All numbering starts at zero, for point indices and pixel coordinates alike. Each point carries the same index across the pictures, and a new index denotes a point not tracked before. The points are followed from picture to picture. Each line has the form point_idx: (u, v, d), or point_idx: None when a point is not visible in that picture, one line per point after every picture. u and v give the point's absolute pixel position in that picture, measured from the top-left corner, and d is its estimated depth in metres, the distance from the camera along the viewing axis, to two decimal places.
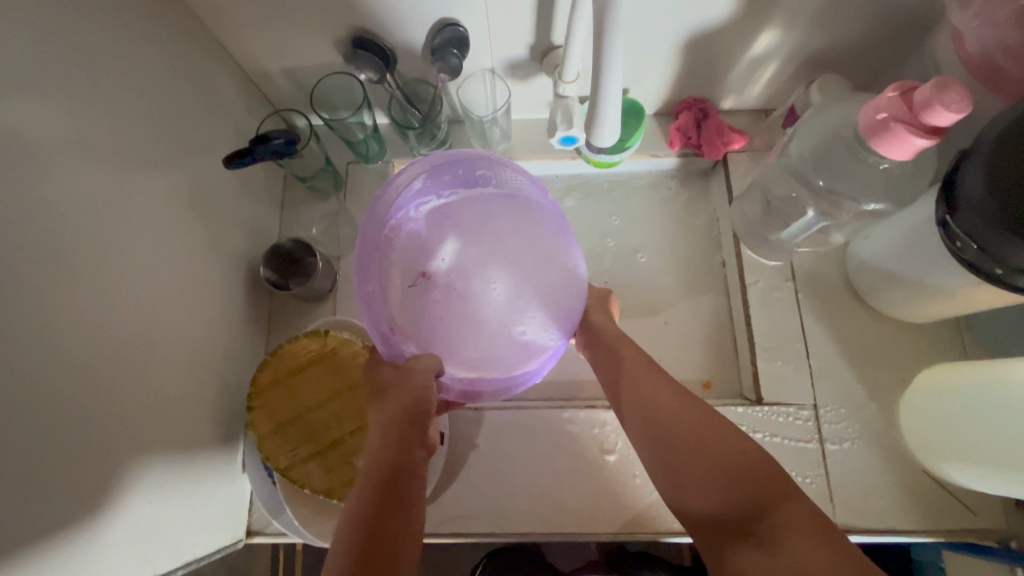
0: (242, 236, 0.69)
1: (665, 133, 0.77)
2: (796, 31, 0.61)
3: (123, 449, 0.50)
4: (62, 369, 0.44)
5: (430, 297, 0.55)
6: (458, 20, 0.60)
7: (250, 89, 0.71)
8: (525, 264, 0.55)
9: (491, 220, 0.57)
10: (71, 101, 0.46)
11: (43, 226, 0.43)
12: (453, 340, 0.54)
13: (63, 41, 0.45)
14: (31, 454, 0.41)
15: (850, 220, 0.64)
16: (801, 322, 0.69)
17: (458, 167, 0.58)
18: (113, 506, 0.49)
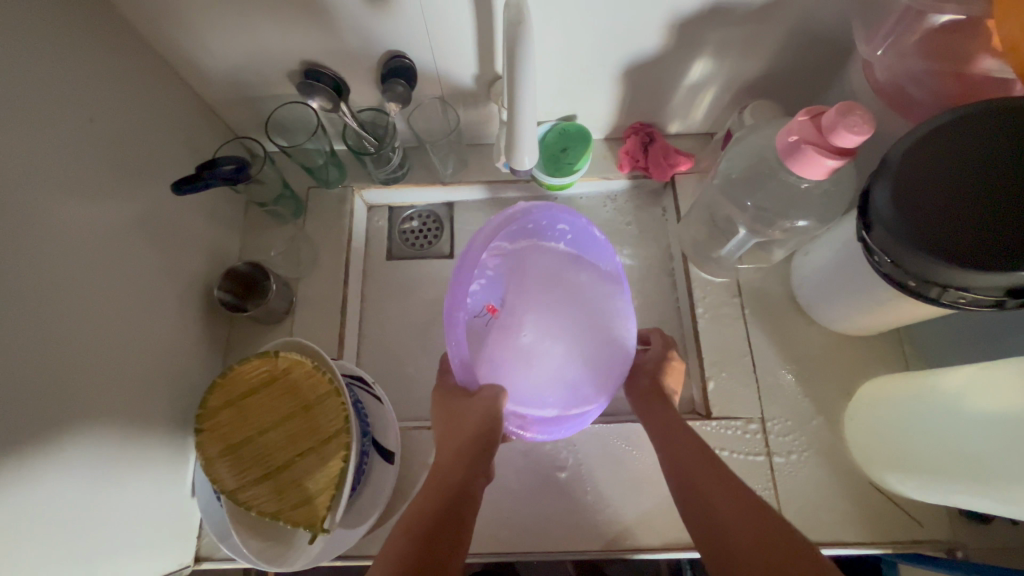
0: (201, 259, 0.71)
1: (615, 156, 0.80)
2: (726, 60, 0.65)
3: (62, 471, 0.49)
4: (11, 392, 0.44)
5: (494, 333, 0.64)
6: (404, 52, 0.63)
7: (211, 117, 0.73)
8: (581, 316, 0.64)
9: (559, 273, 0.66)
10: (28, 131, 0.48)
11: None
12: (511, 374, 0.63)
13: (13, 68, 0.46)
14: None
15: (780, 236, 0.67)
16: (749, 336, 0.71)
17: (545, 219, 0.65)
18: (50, 518, 0.48)
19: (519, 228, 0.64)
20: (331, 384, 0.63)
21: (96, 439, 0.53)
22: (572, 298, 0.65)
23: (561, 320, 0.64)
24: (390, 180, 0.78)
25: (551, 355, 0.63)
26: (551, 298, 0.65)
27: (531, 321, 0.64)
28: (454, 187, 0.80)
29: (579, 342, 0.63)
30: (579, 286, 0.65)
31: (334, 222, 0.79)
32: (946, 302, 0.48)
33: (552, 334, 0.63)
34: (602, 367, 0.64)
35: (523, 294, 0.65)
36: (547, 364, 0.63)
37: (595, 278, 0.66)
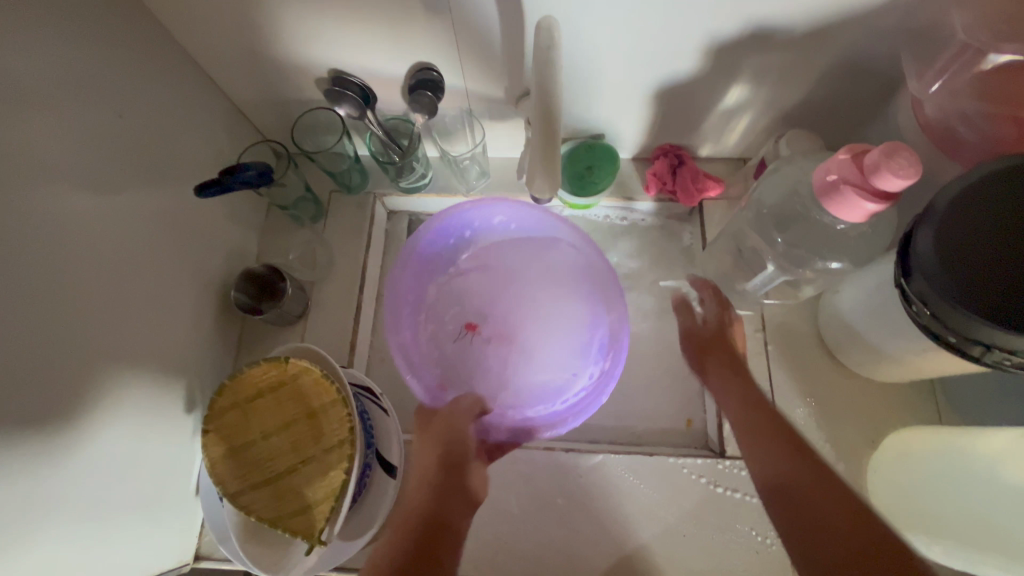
0: (220, 258, 0.71)
1: (641, 177, 0.77)
2: (764, 86, 0.62)
3: (70, 468, 0.50)
4: (30, 387, 0.45)
5: (472, 340, 0.64)
6: (433, 64, 0.62)
7: (238, 117, 0.74)
8: (552, 298, 0.64)
9: (521, 262, 0.66)
10: (62, 131, 0.49)
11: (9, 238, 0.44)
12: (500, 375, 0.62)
13: (47, 66, 0.47)
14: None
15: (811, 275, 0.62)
16: (770, 374, 0.68)
17: (473, 220, 0.66)
18: (59, 513, 0.49)
19: (453, 236, 0.66)
20: (337, 394, 0.62)
21: (101, 437, 0.53)
22: (537, 283, 0.65)
23: (524, 308, 0.64)
24: (411, 189, 0.78)
25: (530, 343, 0.63)
26: (523, 289, 0.65)
27: (504, 316, 0.64)
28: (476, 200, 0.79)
29: (555, 329, 0.63)
30: (538, 271, 0.66)
31: (353, 228, 0.79)
32: (987, 362, 0.45)
33: (516, 324, 0.64)
34: (568, 347, 0.62)
35: (492, 295, 0.65)
36: (531, 354, 0.62)
37: (552, 259, 0.66)
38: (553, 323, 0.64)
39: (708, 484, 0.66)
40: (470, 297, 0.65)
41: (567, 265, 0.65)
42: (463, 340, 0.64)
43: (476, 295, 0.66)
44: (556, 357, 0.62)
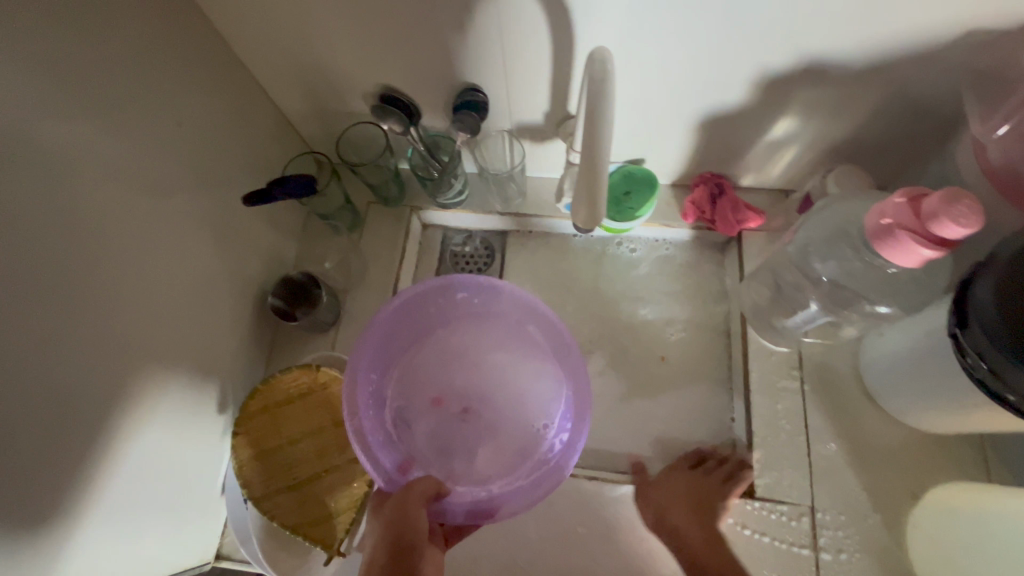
0: (260, 264, 0.73)
1: (680, 204, 0.76)
2: (814, 121, 0.61)
3: (106, 461, 0.51)
4: (72, 381, 0.47)
5: (434, 421, 0.63)
6: (480, 86, 0.63)
7: (286, 128, 0.76)
8: (516, 379, 0.65)
9: (484, 343, 0.67)
10: (128, 138, 0.51)
11: (66, 235, 0.46)
12: (459, 456, 0.61)
13: (121, 75, 0.50)
14: (31, 458, 0.44)
15: (855, 318, 0.61)
16: (805, 415, 0.66)
17: (440, 293, 0.64)
18: (92, 506, 0.50)
19: (420, 310, 0.64)
20: None
21: (139, 434, 0.55)
22: (501, 365, 0.66)
23: (485, 389, 0.65)
24: (448, 205, 0.78)
25: (493, 423, 0.64)
26: (485, 370, 0.66)
27: (466, 396, 0.65)
28: (510, 218, 0.79)
29: (519, 408, 0.64)
30: (501, 352, 0.66)
31: (389, 240, 0.80)
32: None
33: (479, 405, 0.64)
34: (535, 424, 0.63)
35: (454, 375, 0.66)
36: (494, 435, 0.63)
37: (517, 340, 0.66)
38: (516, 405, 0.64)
39: (734, 526, 0.63)
40: (433, 376, 0.66)
41: (533, 345, 0.65)
42: (425, 415, 0.63)
43: (439, 374, 0.66)
44: (521, 435, 0.62)
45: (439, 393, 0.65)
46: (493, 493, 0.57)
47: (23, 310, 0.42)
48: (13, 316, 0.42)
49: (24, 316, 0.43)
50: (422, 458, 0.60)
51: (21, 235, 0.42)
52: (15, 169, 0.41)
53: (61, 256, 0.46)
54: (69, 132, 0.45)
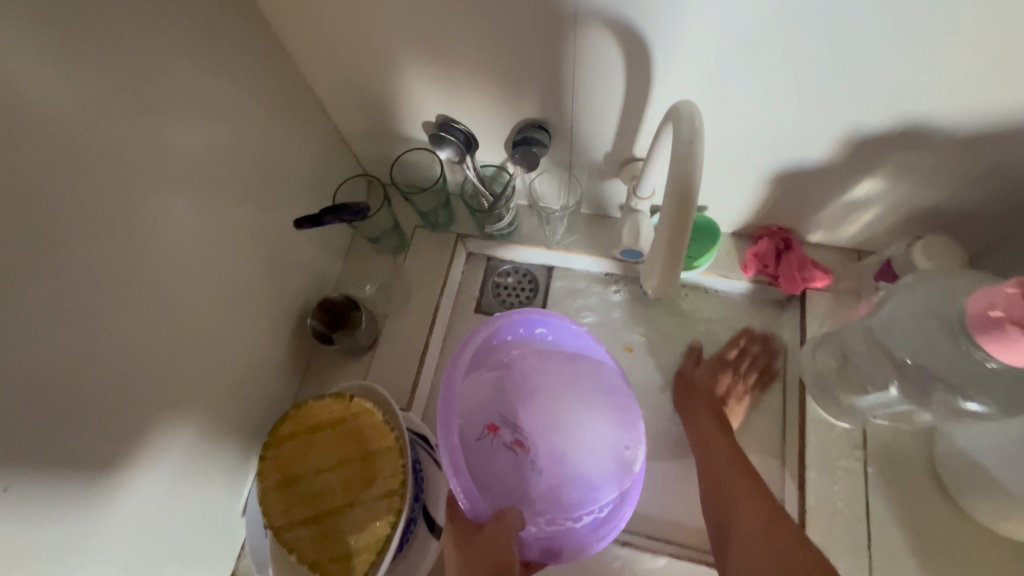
0: (303, 282, 0.71)
1: (740, 256, 0.72)
2: (903, 183, 0.56)
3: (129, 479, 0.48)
4: (119, 398, 0.46)
5: (500, 452, 0.61)
6: (545, 121, 0.61)
7: (341, 147, 0.75)
8: (584, 420, 0.63)
9: (553, 377, 0.64)
10: (195, 153, 0.50)
11: (132, 252, 0.45)
12: (524, 493, 0.60)
13: (195, 91, 0.49)
14: (68, 477, 0.42)
15: (939, 412, 0.53)
16: (867, 501, 0.60)
17: (520, 326, 0.65)
18: (118, 528, 0.48)
19: (497, 339, 0.64)
20: (395, 440, 0.61)
21: (171, 455, 0.53)
22: (569, 404, 0.63)
23: (552, 426, 0.62)
24: (496, 236, 0.77)
25: (559, 461, 0.61)
26: (555, 408, 0.63)
27: (532, 429, 0.62)
28: (560, 254, 0.76)
29: (585, 454, 0.62)
30: (570, 389, 0.64)
31: (432, 266, 0.78)
32: None
33: (543, 445, 0.62)
34: (602, 473, 0.61)
35: (524, 407, 0.63)
36: (560, 471, 0.61)
37: (585, 381, 0.64)
38: (584, 447, 0.62)
39: None
40: (501, 408, 0.63)
41: (600, 388, 0.64)
42: (486, 444, 0.61)
43: (505, 403, 0.63)
44: (586, 481, 0.61)
45: (506, 421, 0.62)
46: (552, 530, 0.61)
47: (82, 325, 0.41)
48: (73, 331, 0.41)
49: (80, 334, 0.41)
50: (488, 489, 0.59)
51: (92, 249, 0.42)
52: (91, 185, 0.41)
53: (124, 270, 0.45)
54: (144, 147, 0.45)
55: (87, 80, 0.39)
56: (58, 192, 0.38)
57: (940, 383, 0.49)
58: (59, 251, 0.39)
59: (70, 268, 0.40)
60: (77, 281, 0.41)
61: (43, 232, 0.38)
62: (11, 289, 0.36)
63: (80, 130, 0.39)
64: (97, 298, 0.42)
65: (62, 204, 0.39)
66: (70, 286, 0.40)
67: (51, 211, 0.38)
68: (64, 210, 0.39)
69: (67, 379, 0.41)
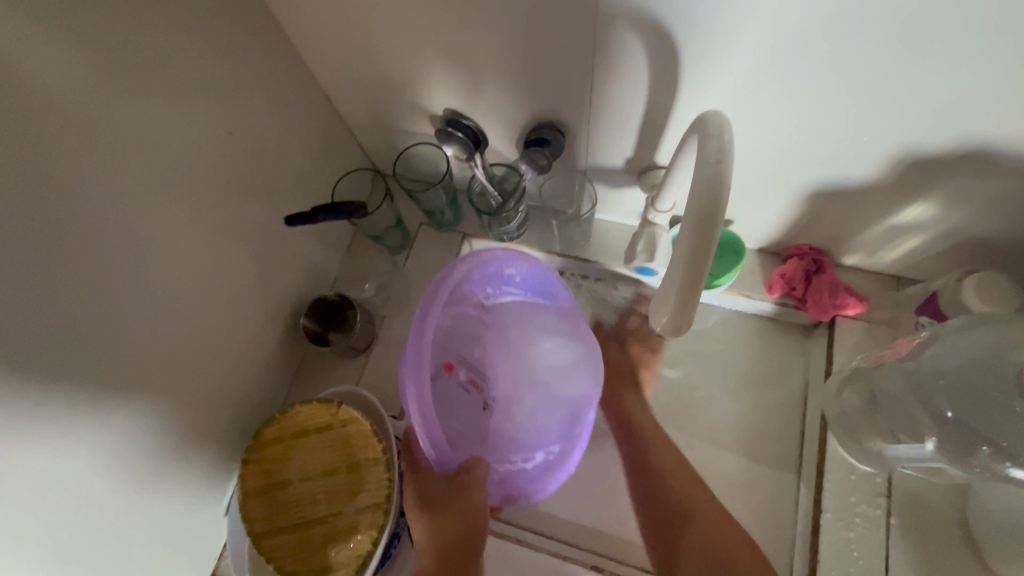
0: (299, 278, 0.68)
1: (766, 276, 0.66)
2: (960, 211, 0.50)
3: (95, 480, 0.46)
4: (86, 398, 0.43)
5: (454, 391, 0.64)
6: (558, 121, 0.56)
7: (348, 138, 0.72)
8: (538, 363, 0.64)
9: (511, 317, 0.65)
10: (187, 143, 0.47)
11: (109, 248, 0.42)
12: (475, 430, 0.63)
13: (188, 77, 0.46)
14: (25, 479, 0.40)
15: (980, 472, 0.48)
16: (887, 555, 0.55)
17: (493, 265, 0.59)
18: (83, 531, 0.46)
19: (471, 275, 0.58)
20: (382, 453, 0.58)
21: (146, 455, 0.51)
22: (524, 344, 0.65)
23: (506, 365, 0.65)
24: (503, 239, 0.72)
25: (507, 399, 0.64)
26: (510, 346, 0.65)
27: (484, 367, 0.65)
28: (570, 262, 0.71)
29: (535, 393, 0.64)
30: (527, 331, 0.65)
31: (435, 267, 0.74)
32: None
33: (494, 383, 0.65)
34: (549, 414, 0.63)
35: (479, 346, 0.65)
36: (509, 408, 0.64)
37: (543, 325, 0.64)
38: (535, 387, 0.64)
39: None
40: (458, 347, 0.65)
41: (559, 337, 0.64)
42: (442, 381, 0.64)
43: (463, 343, 0.65)
44: (531, 419, 0.63)
45: (462, 361, 0.65)
46: (503, 472, 0.60)
47: (46, 323, 0.39)
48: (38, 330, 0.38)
49: (44, 333, 0.39)
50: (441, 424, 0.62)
51: (64, 245, 0.39)
52: (67, 180, 0.38)
53: (97, 265, 0.42)
54: (125, 139, 0.42)
55: (63, 65, 0.36)
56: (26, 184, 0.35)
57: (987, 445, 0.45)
58: (26, 249, 0.36)
59: (36, 264, 0.37)
60: (42, 282, 0.38)
61: (6, 230, 0.35)
62: None
63: (52, 119, 0.36)
64: (67, 299, 0.40)
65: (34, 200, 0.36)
66: (35, 285, 0.37)
67: (17, 207, 0.35)
68: (35, 203, 0.36)
69: (21, 385, 0.38)
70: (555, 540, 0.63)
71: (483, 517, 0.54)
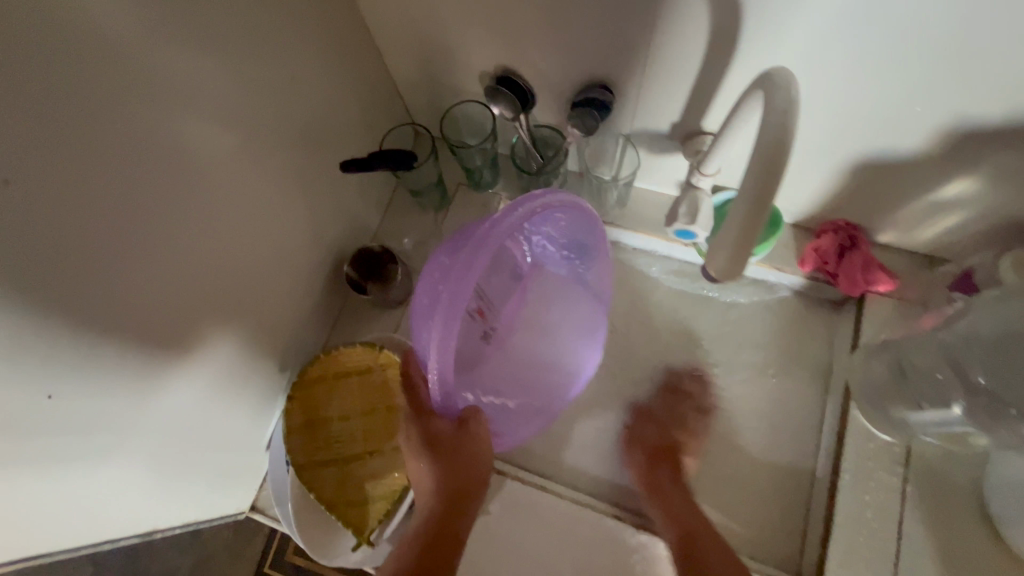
0: (342, 230, 0.70)
1: (799, 250, 0.67)
2: (1003, 186, 0.50)
3: (153, 396, 0.48)
4: (154, 318, 0.46)
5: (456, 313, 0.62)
6: (609, 83, 0.57)
7: (394, 96, 0.73)
8: (539, 310, 0.70)
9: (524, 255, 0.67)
10: (251, 83, 0.49)
11: (178, 177, 0.44)
12: (466, 360, 0.64)
13: (255, 17, 0.47)
14: (94, 386, 0.42)
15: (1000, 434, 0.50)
16: (902, 520, 0.56)
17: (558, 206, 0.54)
18: (139, 444, 0.48)
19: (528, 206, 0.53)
20: None
21: (197, 380, 0.53)
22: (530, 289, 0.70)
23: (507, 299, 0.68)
24: None
25: (499, 336, 0.68)
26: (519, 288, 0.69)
27: (489, 295, 0.64)
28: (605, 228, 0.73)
29: (525, 337, 0.69)
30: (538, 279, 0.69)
31: None
32: None
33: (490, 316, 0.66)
34: (536, 361, 0.68)
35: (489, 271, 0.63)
36: (496, 342, 0.67)
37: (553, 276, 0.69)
38: (528, 333, 0.69)
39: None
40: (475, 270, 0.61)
41: (566, 292, 0.69)
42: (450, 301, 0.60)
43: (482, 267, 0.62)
44: (516, 361, 0.68)
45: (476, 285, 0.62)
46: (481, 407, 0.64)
47: (126, 242, 0.41)
48: (118, 246, 0.40)
49: (125, 250, 0.41)
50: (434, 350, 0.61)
51: (145, 169, 0.41)
52: (149, 105, 0.40)
53: (169, 190, 0.43)
54: (199, 70, 0.43)
55: None
56: (113, 105, 0.37)
57: (1013, 409, 0.47)
58: (113, 166, 0.38)
59: (120, 183, 0.39)
60: (123, 200, 0.40)
61: (99, 147, 0.37)
62: (66, 195, 0.36)
63: (141, 42, 0.38)
64: (144, 220, 0.42)
65: (119, 120, 0.38)
66: (119, 204, 0.39)
67: (105, 124, 0.37)
68: (121, 125, 0.38)
69: (102, 295, 0.40)
70: (574, 490, 0.65)
71: (485, 467, 0.55)
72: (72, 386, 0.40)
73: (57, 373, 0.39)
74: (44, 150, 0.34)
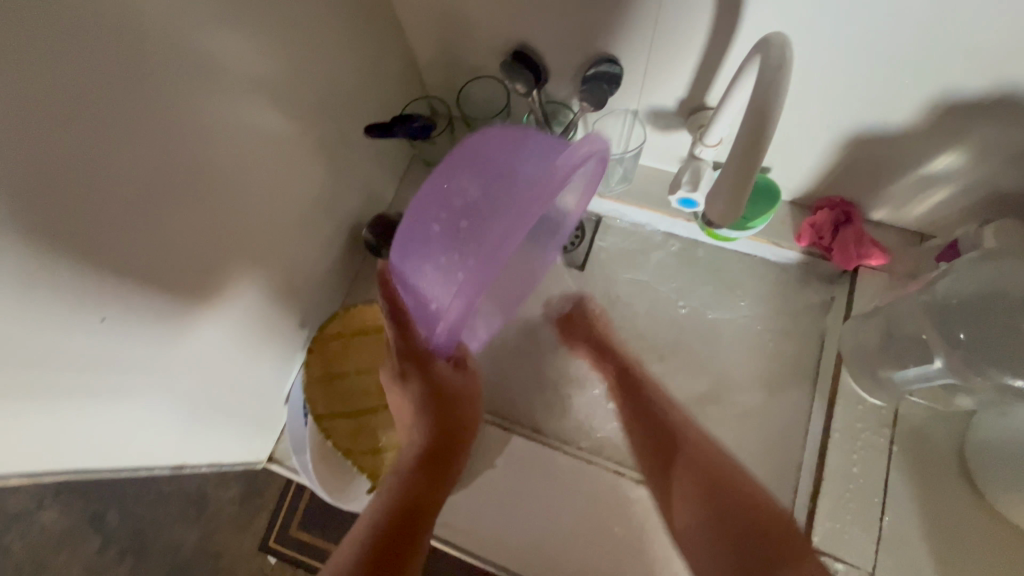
0: (360, 198, 0.74)
1: (796, 225, 0.70)
2: (988, 161, 0.53)
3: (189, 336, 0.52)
4: (197, 263, 0.49)
5: None
6: (618, 58, 0.60)
7: (412, 72, 0.76)
8: None
9: None
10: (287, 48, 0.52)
11: (225, 131, 0.47)
12: None
13: None
14: (143, 321, 0.46)
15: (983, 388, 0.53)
16: (886, 477, 0.60)
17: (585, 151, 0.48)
18: (174, 381, 0.52)
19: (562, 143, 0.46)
20: None
21: (226, 327, 0.57)
22: None
23: None
24: None
25: None
26: None
27: None
28: (610, 203, 0.76)
29: None
30: None
31: None
32: None
33: None
34: None
35: None
36: None
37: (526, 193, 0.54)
38: None
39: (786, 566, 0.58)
40: None
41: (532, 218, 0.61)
42: None
43: None
44: None
45: None
46: None
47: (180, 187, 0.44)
48: (173, 190, 0.44)
49: (177, 195, 0.44)
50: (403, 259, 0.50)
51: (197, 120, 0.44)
52: (205, 61, 0.43)
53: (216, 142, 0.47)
54: (248, 34, 0.46)
55: None
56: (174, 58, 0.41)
57: (994, 367, 0.51)
58: (174, 115, 0.42)
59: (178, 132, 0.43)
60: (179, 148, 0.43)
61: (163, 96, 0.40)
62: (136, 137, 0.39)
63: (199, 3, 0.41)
64: (197, 169, 0.46)
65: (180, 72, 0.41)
66: (177, 150, 0.43)
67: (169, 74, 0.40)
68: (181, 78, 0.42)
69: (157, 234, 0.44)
70: (576, 448, 0.68)
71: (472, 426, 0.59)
72: (125, 318, 0.44)
73: (114, 302, 0.42)
74: (126, 98, 0.38)
